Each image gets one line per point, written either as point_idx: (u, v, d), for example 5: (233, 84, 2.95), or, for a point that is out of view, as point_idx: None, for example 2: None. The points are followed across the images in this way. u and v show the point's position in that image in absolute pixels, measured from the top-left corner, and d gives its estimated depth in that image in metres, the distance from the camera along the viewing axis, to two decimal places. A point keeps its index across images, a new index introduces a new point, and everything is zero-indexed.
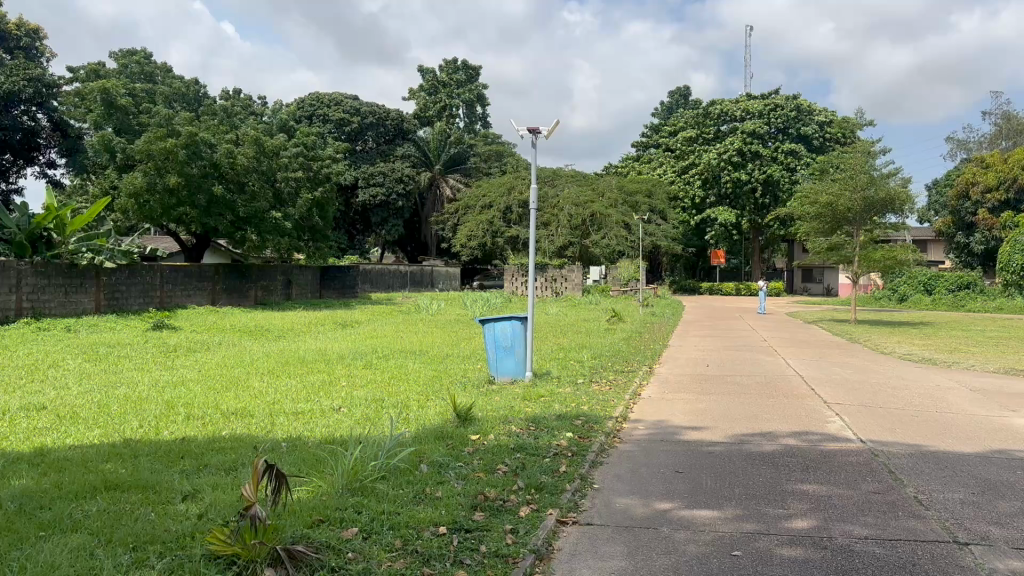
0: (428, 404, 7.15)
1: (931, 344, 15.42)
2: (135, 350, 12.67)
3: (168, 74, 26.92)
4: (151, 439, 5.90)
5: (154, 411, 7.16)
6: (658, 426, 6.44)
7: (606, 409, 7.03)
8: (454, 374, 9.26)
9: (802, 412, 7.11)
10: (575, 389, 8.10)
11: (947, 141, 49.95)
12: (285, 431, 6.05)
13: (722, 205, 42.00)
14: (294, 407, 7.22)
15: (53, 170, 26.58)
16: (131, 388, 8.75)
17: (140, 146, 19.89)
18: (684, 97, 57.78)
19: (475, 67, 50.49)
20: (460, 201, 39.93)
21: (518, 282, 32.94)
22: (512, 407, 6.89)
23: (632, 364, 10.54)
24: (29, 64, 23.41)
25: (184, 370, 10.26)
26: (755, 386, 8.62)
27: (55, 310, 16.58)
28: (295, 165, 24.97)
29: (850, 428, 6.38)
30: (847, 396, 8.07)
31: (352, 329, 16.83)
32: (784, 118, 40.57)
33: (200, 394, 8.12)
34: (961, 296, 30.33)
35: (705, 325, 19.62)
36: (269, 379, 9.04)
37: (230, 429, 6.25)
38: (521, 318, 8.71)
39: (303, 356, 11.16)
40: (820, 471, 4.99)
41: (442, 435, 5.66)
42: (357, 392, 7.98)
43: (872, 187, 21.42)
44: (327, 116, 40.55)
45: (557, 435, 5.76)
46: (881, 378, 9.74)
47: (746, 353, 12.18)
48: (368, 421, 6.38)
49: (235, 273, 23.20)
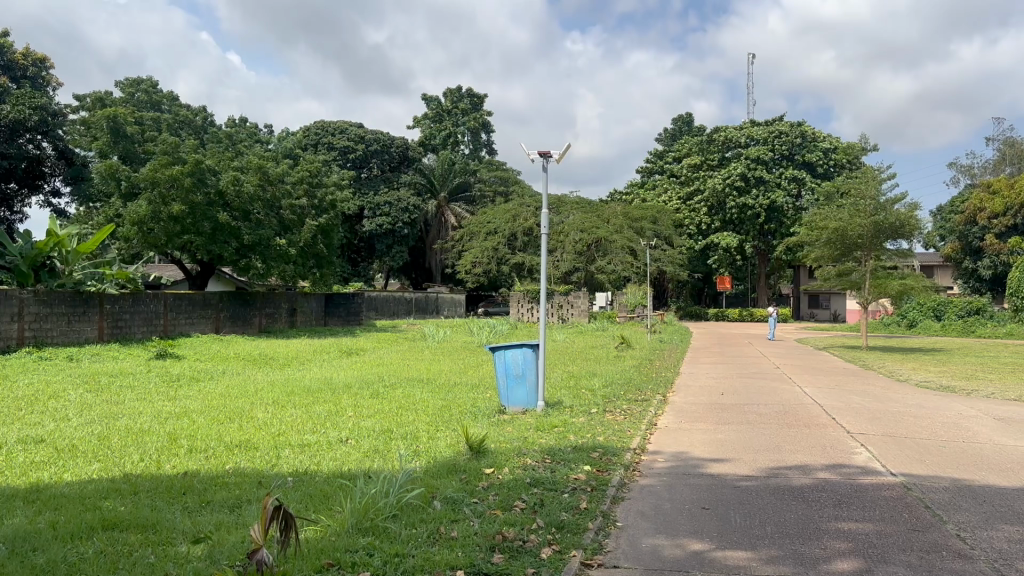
0: (438, 435, 6.92)
1: (947, 370, 15.13)
2: (138, 380, 12.47)
3: (175, 103, 27.06)
4: (153, 473, 5.69)
5: (155, 444, 6.93)
6: (679, 458, 6.19)
7: (623, 440, 6.79)
8: (463, 403, 9.02)
9: (827, 442, 6.86)
10: (590, 419, 7.86)
11: (951, 166, 49.88)
12: (290, 465, 5.83)
13: (726, 230, 41.88)
14: (301, 439, 6.99)
15: (58, 199, 26.62)
16: (133, 419, 8.53)
17: (146, 173, 19.85)
18: (687, 124, 58.04)
19: (480, 95, 50.77)
20: (465, 228, 39.89)
21: (524, 308, 32.69)
22: (526, 439, 6.65)
23: (645, 392, 10.30)
24: (35, 94, 23.50)
25: (186, 400, 10.05)
26: (774, 415, 8.38)
27: (57, 339, 16.39)
28: (299, 193, 24.94)
29: (878, 460, 6.14)
30: (870, 426, 7.82)
31: (357, 357, 16.58)
32: (788, 144, 40.74)
33: (203, 425, 7.91)
34: (971, 322, 30.01)
35: (715, 352, 19.34)
36: (273, 410, 8.82)
37: (234, 462, 6.03)
38: (533, 345, 8.49)
39: (307, 385, 10.94)
40: (854, 507, 4.75)
41: (454, 468, 5.43)
42: (364, 422, 7.76)
43: (882, 212, 21.25)
44: (332, 144, 40.67)
45: (574, 468, 5.53)
46: (900, 407, 9.48)
47: (760, 381, 11.92)
48: (376, 454, 6.16)
49: (240, 300, 23.03)
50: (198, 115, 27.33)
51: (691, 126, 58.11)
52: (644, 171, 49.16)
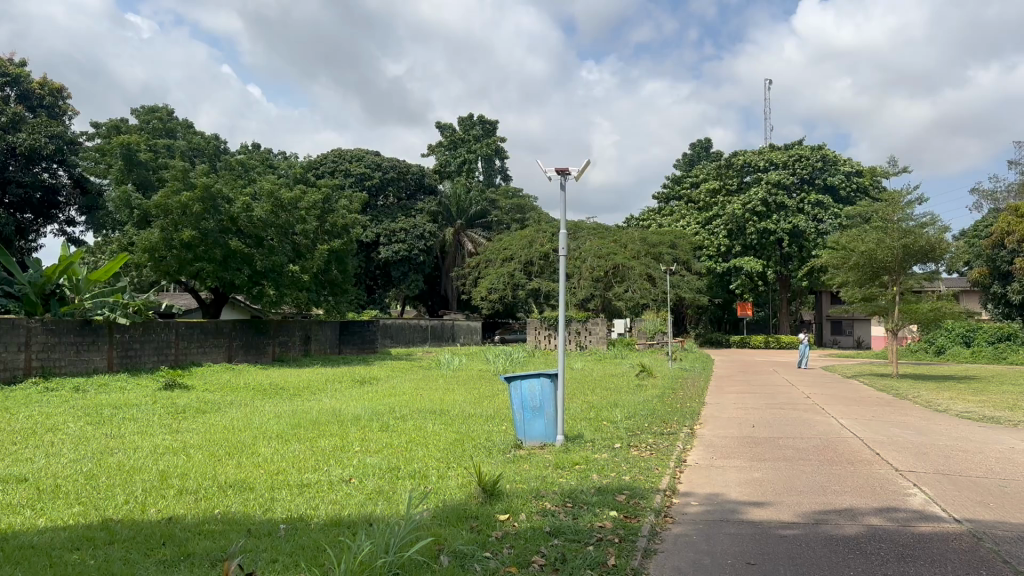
0: (449, 475, 6.35)
1: (986, 400, 14.38)
2: (143, 411, 12.03)
3: (189, 131, 27.00)
4: (136, 520, 5.19)
5: (144, 484, 6.44)
6: (713, 501, 5.59)
7: (650, 479, 6.21)
8: (477, 437, 8.47)
9: (875, 482, 6.23)
10: (613, 456, 7.27)
11: (974, 191, 48.93)
12: (284, 510, 5.30)
13: (747, 255, 41.10)
14: (300, 478, 6.45)
15: (72, 227, 26.55)
16: (128, 456, 8.07)
17: (157, 201, 19.64)
18: (706, 149, 57.61)
19: (493, 122, 50.68)
20: (480, 254, 39.47)
21: (542, 335, 32.06)
22: (544, 479, 6.07)
23: (671, 424, 9.69)
24: (51, 122, 23.47)
25: (188, 434, 9.56)
26: (813, 450, 7.76)
27: (66, 369, 16.05)
28: (312, 219, 24.58)
29: (938, 503, 5.51)
30: (919, 463, 7.15)
31: (370, 387, 16.03)
32: (809, 168, 40.05)
33: (199, 462, 7.41)
34: (1002, 348, 29.03)
35: (739, 380, 18.66)
36: (276, 445, 8.31)
37: (224, 506, 5.50)
38: (550, 375, 7.93)
39: (315, 417, 10.42)
40: (920, 562, 4.16)
41: (465, 515, 4.87)
42: (369, 459, 7.20)
43: (912, 236, 20.49)
44: (348, 172, 40.55)
45: (599, 514, 4.95)
46: (945, 440, 8.80)
47: (790, 412, 11.26)
48: (380, 496, 5.61)
49: (254, 329, 22.65)
50: (212, 142, 27.24)
51: (708, 151, 57.70)
52: (662, 197, 48.64)
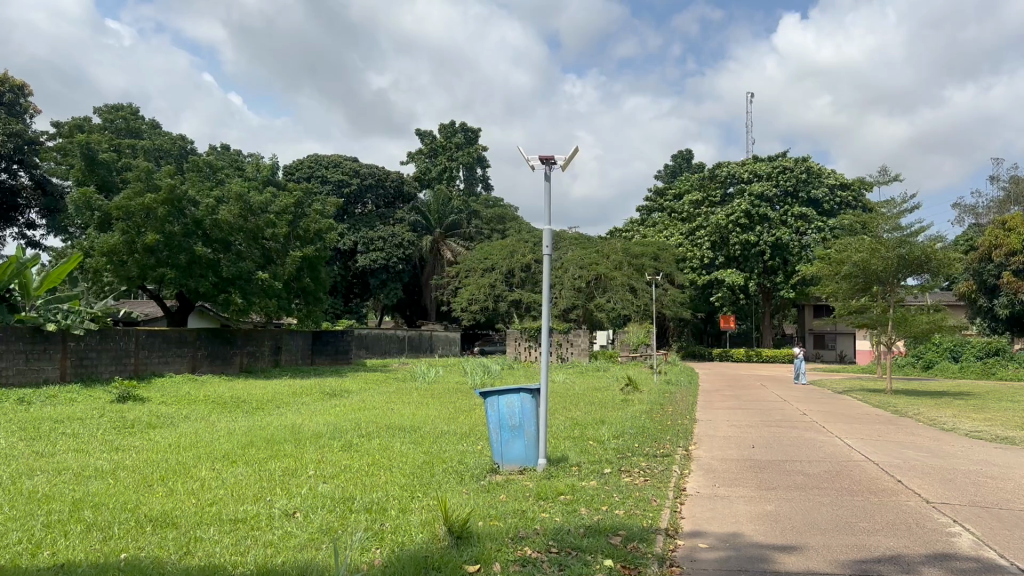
0: (411, 508, 5.40)
1: (988, 418, 13.65)
2: (86, 426, 10.96)
3: (154, 130, 26.02)
4: (19, 568, 4.18)
5: (50, 516, 5.43)
6: (727, 545, 4.68)
7: (648, 514, 5.27)
8: (448, 459, 7.52)
9: (910, 518, 5.35)
10: (602, 484, 6.34)
11: (955, 206, 48.74)
12: (201, 557, 4.30)
13: (731, 266, 40.37)
14: (235, 511, 5.45)
15: (33, 231, 25.47)
16: (43, 480, 6.97)
17: (119, 203, 18.57)
18: (687, 160, 57.24)
19: (474, 130, 49.90)
20: (460, 264, 38.55)
21: (521, 347, 31.19)
22: (522, 514, 5.15)
23: (664, 445, 8.78)
24: (10, 120, 22.44)
25: (126, 453, 8.53)
26: (826, 477, 6.87)
27: (12, 379, 14.86)
28: (282, 222, 23.42)
29: (990, 547, 4.65)
30: (950, 493, 6.30)
31: (337, 401, 14.97)
32: (793, 180, 39.46)
33: (125, 489, 6.40)
34: (991, 364, 28.47)
35: (728, 395, 17.83)
36: (219, 468, 7.30)
37: (134, 548, 4.54)
38: (531, 390, 6.99)
39: (271, 435, 9.37)
40: None
41: (423, 564, 3.94)
42: (321, 486, 6.22)
43: (904, 246, 19.78)
44: (325, 178, 39.54)
45: (591, 564, 4.04)
46: (967, 464, 7.96)
47: (789, 431, 10.36)
48: (327, 537, 4.65)
49: (219, 338, 21.51)
50: (179, 143, 26.21)
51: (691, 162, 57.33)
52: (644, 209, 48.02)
